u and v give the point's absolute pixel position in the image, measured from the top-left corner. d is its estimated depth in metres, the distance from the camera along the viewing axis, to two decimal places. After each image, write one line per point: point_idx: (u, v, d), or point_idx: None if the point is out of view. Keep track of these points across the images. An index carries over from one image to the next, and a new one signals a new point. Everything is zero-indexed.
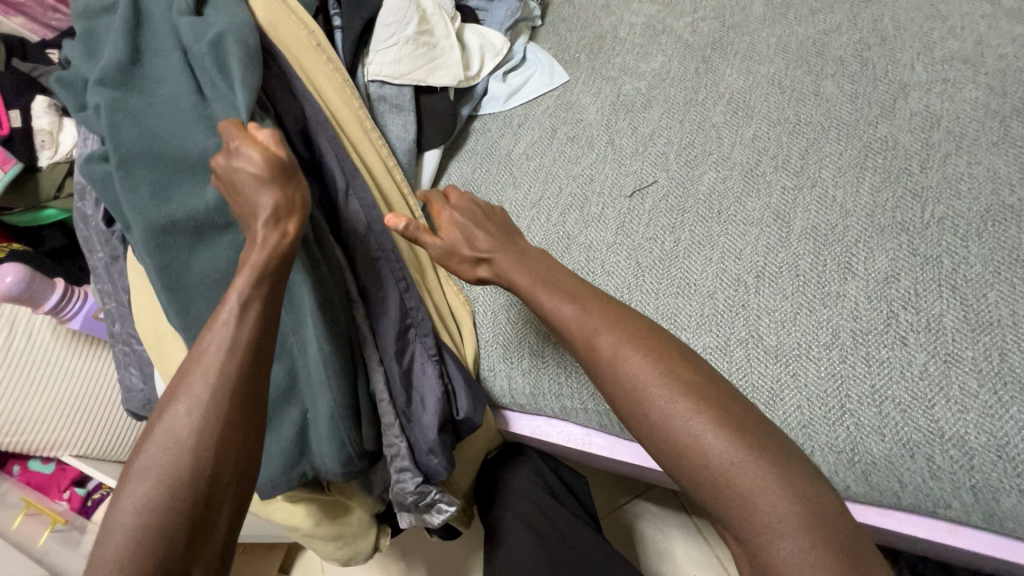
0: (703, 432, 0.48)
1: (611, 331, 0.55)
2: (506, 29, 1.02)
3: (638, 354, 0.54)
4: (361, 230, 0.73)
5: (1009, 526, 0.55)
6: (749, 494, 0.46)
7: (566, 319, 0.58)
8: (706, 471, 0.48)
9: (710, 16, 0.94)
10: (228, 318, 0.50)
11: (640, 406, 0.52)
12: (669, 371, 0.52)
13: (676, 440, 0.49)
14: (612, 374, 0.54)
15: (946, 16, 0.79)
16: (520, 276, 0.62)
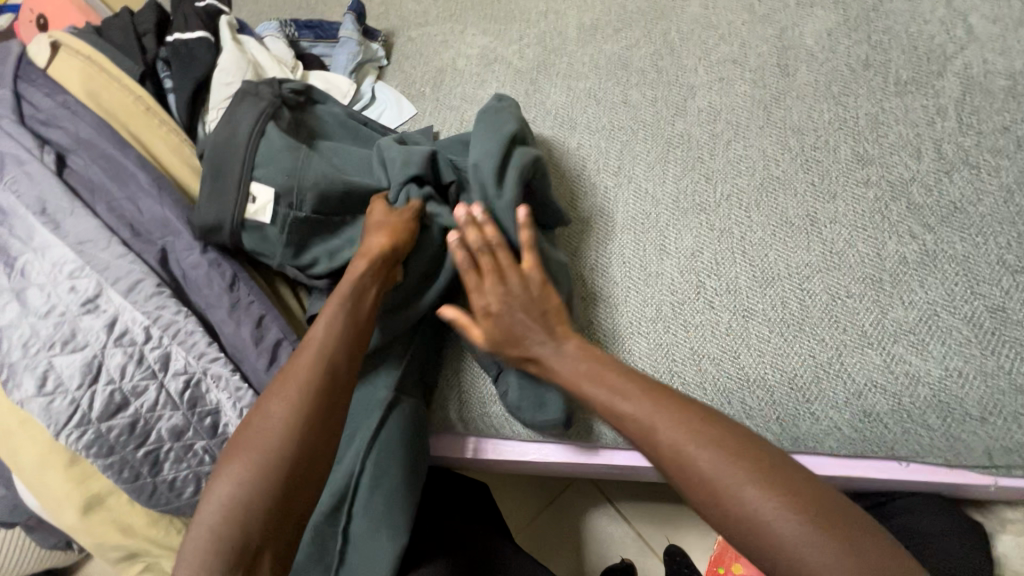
0: (778, 520, 0.44)
1: (668, 407, 0.51)
2: (350, 72, 1.06)
3: (703, 433, 0.49)
4: (227, 280, 0.74)
5: (809, 445, 0.63)
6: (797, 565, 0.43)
7: (637, 422, 0.52)
8: (791, 573, 0.43)
9: (534, 41, 1.03)
10: (322, 326, 0.61)
11: (716, 507, 0.46)
12: (749, 451, 0.47)
13: (766, 545, 0.44)
14: (694, 471, 0.48)
15: (718, 25, 0.91)
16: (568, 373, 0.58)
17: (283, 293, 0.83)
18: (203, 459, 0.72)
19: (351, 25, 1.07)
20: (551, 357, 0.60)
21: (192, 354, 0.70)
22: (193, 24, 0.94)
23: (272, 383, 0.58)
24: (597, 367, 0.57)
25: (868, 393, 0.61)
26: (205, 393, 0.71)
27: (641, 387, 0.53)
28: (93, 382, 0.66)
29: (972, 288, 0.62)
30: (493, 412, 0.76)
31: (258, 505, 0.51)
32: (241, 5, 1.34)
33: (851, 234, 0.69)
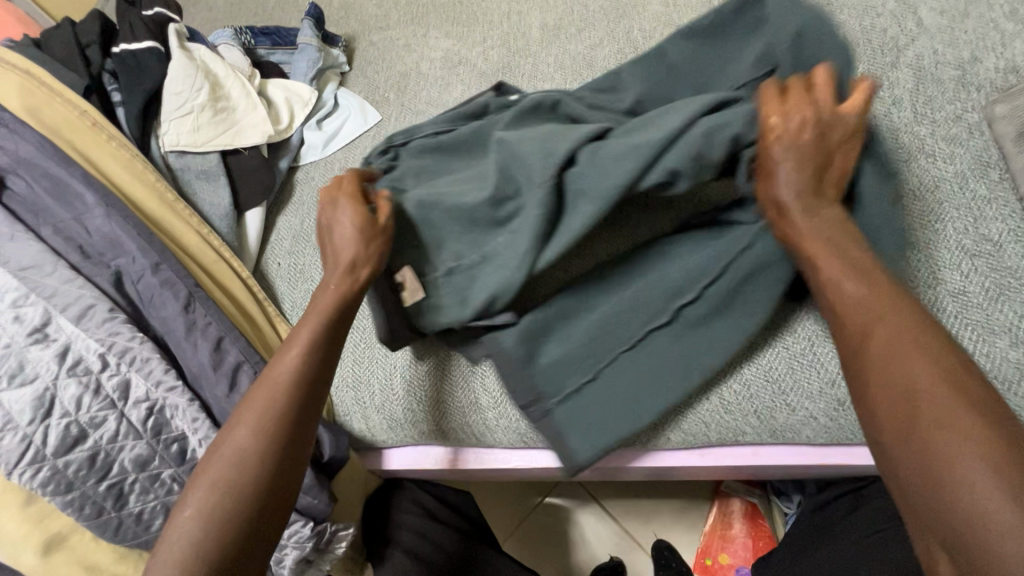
0: (966, 422, 0.40)
1: (895, 322, 0.47)
2: (311, 79, 1.02)
3: (906, 330, 0.46)
4: (183, 300, 0.70)
5: (787, 435, 0.65)
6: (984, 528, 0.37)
7: (847, 312, 0.49)
8: (954, 503, 0.39)
9: (498, 43, 1.02)
10: (293, 350, 0.57)
11: (909, 417, 0.43)
12: (923, 396, 0.42)
13: (931, 469, 0.40)
14: (897, 379, 0.44)
15: (679, 23, 0.92)
16: (811, 244, 0.53)
17: (249, 312, 0.80)
18: (171, 488, 0.67)
19: (309, 30, 1.04)
20: (836, 277, 0.51)
21: (150, 381, 0.67)
22: (140, 33, 0.90)
23: (250, 395, 0.56)
24: (818, 252, 0.52)
25: (840, 382, 0.62)
26: (169, 421, 0.68)
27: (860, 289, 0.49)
28: (46, 416, 0.62)
29: (934, 273, 0.63)
30: (472, 421, 0.74)
31: (219, 545, 0.50)
32: (195, 12, 1.30)
33: None
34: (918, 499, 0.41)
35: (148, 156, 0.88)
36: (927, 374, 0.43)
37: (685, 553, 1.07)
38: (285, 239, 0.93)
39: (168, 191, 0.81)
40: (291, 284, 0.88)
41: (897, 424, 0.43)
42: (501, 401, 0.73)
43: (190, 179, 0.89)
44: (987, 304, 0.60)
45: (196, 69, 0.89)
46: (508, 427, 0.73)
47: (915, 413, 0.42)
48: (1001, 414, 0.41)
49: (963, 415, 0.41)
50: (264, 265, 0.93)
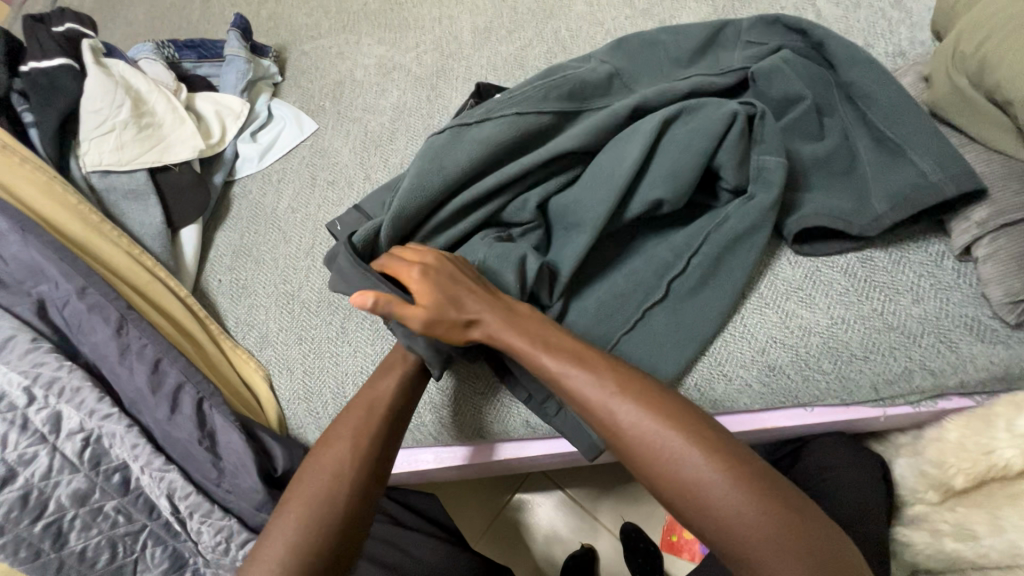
0: (713, 479, 0.46)
1: (640, 400, 0.50)
2: (242, 91, 1.00)
3: (645, 413, 0.49)
4: (114, 324, 0.67)
5: (726, 405, 0.67)
6: (749, 535, 0.45)
7: (585, 389, 0.52)
8: (732, 535, 0.45)
9: (431, 47, 1.03)
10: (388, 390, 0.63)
11: (678, 487, 0.47)
12: (678, 446, 0.48)
13: (712, 519, 0.46)
14: (643, 445, 0.49)
15: (603, 21, 0.96)
16: (516, 342, 0.56)
17: (190, 332, 0.77)
18: (117, 520, 0.65)
19: (237, 42, 1.01)
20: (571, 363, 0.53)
21: (83, 411, 0.64)
22: (51, 51, 0.86)
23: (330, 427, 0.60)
24: (515, 341, 0.56)
25: (770, 349, 0.66)
26: (108, 450, 0.65)
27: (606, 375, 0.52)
28: None
29: (815, 263, 0.68)
30: (428, 421, 0.74)
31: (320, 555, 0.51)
32: (113, 28, 1.24)
33: None
34: (710, 537, 0.47)
35: (69, 178, 0.84)
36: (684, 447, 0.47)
37: (652, 533, 1.10)
38: (225, 255, 0.90)
39: (93, 212, 0.78)
40: (235, 299, 0.86)
41: (678, 501, 0.47)
42: (458, 401, 0.73)
43: (117, 199, 0.85)
44: (891, 266, 0.65)
45: (115, 85, 0.86)
46: (464, 424, 0.73)
47: (677, 478, 0.47)
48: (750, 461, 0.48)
49: (719, 464, 0.47)
50: (204, 282, 0.90)
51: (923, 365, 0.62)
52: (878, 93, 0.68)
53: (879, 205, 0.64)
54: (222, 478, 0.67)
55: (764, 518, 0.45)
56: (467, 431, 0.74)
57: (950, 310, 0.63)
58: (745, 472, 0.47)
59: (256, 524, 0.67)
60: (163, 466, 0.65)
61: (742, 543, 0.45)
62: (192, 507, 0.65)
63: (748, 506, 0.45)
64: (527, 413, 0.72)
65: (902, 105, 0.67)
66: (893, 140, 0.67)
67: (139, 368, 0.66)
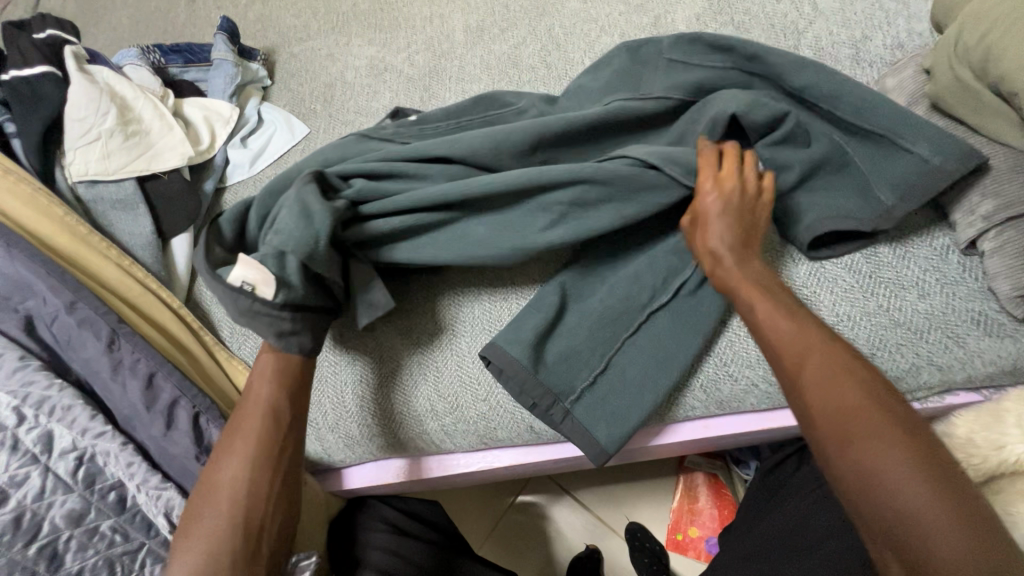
0: (881, 453, 0.43)
1: (819, 364, 0.49)
2: (230, 96, 0.98)
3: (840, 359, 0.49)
4: (105, 339, 0.65)
5: (733, 405, 0.68)
6: (914, 518, 0.41)
7: (777, 333, 0.52)
8: (892, 517, 0.42)
9: (423, 47, 1.01)
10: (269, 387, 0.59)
11: (848, 446, 0.45)
12: (866, 407, 0.46)
13: (877, 493, 0.43)
14: (823, 396, 0.48)
15: (597, 18, 0.94)
16: (731, 275, 0.58)
17: (184, 344, 0.76)
18: (114, 539, 0.62)
19: (224, 45, 0.99)
20: (755, 319, 0.55)
21: (76, 430, 0.63)
22: (32, 59, 0.84)
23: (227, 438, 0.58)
24: (733, 273, 0.58)
25: None
26: (103, 468, 0.63)
27: (791, 338, 0.52)
28: None
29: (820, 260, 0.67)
30: (430, 428, 0.73)
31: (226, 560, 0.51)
32: (97, 33, 1.21)
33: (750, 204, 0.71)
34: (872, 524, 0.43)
35: (55, 189, 0.82)
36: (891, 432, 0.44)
37: (658, 532, 1.09)
38: None
39: (80, 224, 0.75)
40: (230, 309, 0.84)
41: (847, 473, 0.45)
42: (456, 405, 0.72)
43: (105, 210, 0.83)
44: (896, 261, 0.65)
45: (100, 92, 0.84)
46: (467, 431, 0.72)
47: (847, 431, 0.45)
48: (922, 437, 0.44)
49: (890, 431, 0.44)
50: (197, 292, 0.88)
51: (931, 360, 0.62)
52: (851, 88, 0.66)
53: (886, 195, 0.63)
54: None
55: (940, 504, 0.41)
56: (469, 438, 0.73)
57: (957, 305, 0.62)
58: (939, 474, 0.42)
59: None
60: (160, 484, 0.63)
61: (906, 532, 0.41)
62: None
63: (923, 496, 0.41)
64: (532, 419, 0.71)
65: (884, 99, 0.65)
66: (880, 133, 0.65)
67: (132, 384, 0.65)
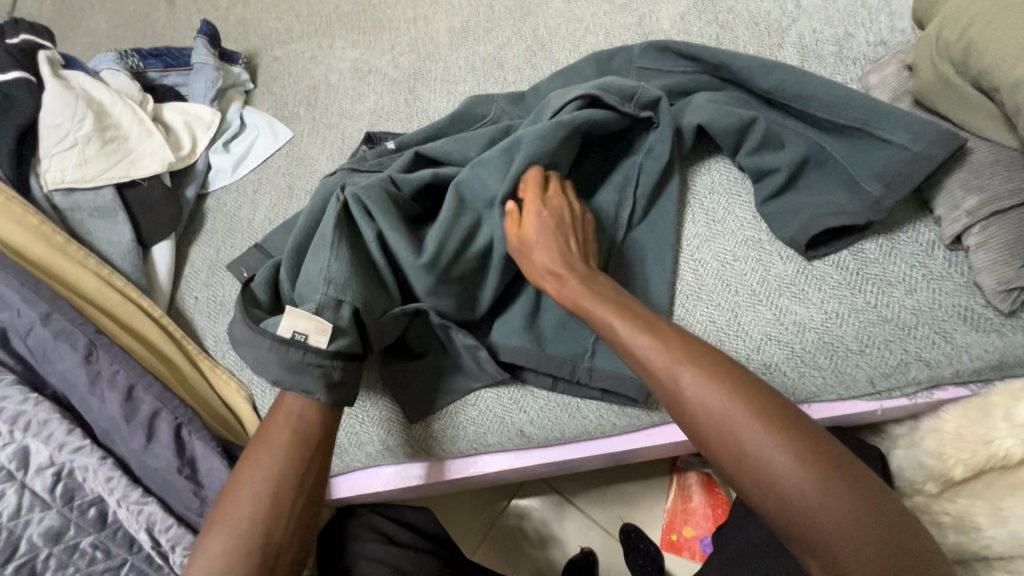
0: (776, 455, 0.45)
1: (693, 373, 0.50)
2: (211, 99, 0.97)
3: (722, 399, 0.48)
4: (82, 350, 0.63)
5: None
6: (794, 502, 0.44)
7: (650, 360, 0.52)
8: (780, 509, 0.45)
9: (407, 49, 1.00)
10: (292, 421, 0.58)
11: (735, 459, 0.47)
12: (732, 416, 0.47)
13: (767, 489, 0.45)
14: (704, 421, 0.48)
15: (582, 18, 0.94)
16: (591, 308, 0.57)
17: (165, 353, 0.74)
18: (95, 557, 0.59)
19: (204, 48, 0.98)
20: (617, 337, 0.55)
21: (53, 445, 0.61)
22: (4, 65, 0.82)
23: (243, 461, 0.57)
24: (603, 316, 0.56)
25: (765, 347, 0.65)
26: (82, 484, 0.61)
27: (665, 358, 0.51)
28: None
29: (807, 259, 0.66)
30: (418, 433, 0.72)
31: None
32: (74, 38, 1.19)
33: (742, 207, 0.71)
34: (773, 520, 0.46)
35: (30, 197, 0.80)
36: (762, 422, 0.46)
37: (652, 533, 1.09)
38: (201, 271, 0.87)
39: (57, 233, 0.74)
40: (213, 317, 0.83)
41: (740, 477, 0.46)
42: (446, 411, 0.72)
43: (83, 218, 0.82)
44: (882, 257, 0.64)
45: (76, 98, 0.82)
46: (456, 436, 0.71)
47: (736, 453, 0.46)
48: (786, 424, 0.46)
49: (767, 430, 0.46)
50: (180, 300, 0.86)
51: (919, 356, 0.62)
52: (812, 80, 0.67)
53: (873, 187, 0.63)
54: (205, 508, 0.63)
55: (817, 487, 0.43)
56: (459, 444, 0.72)
57: (943, 300, 0.62)
58: (807, 443, 0.45)
59: None
60: (141, 498, 0.62)
61: (802, 521, 0.44)
62: (173, 539, 0.61)
63: (810, 486, 0.44)
64: (522, 423, 0.70)
65: (854, 96, 0.65)
66: (851, 128, 0.65)
67: (111, 397, 0.63)
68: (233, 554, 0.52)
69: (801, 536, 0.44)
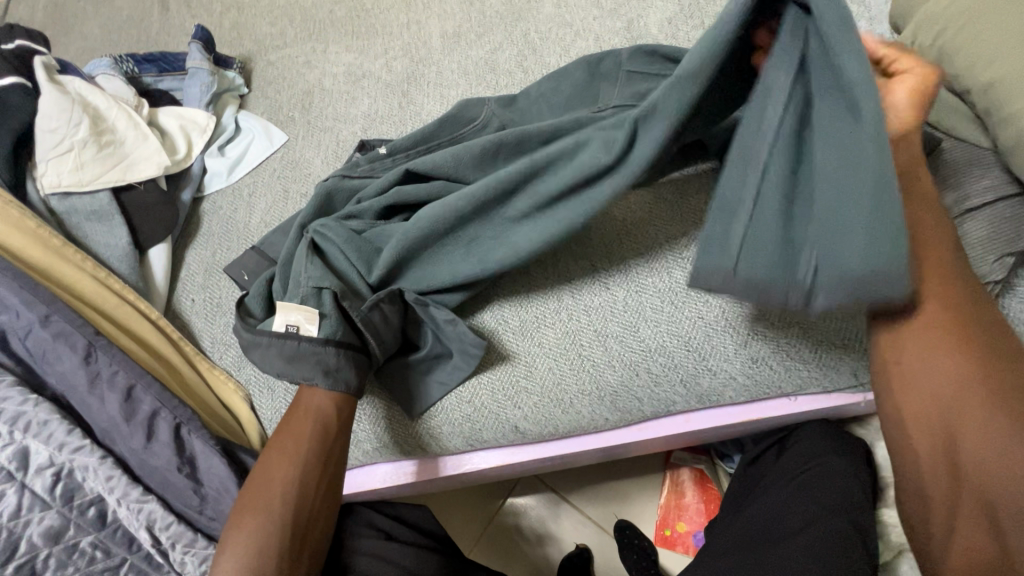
0: (983, 406, 0.45)
1: (941, 307, 0.48)
2: (206, 104, 0.98)
3: (938, 344, 0.47)
4: (81, 352, 0.64)
5: (712, 399, 0.69)
6: (992, 447, 0.44)
7: (912, 285, 0.49)
8: (957, 453, 0.45)
9: (400, 54, 1.02)
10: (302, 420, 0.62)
11: (913, 395, 0.48)
12: (950, 361, 0.47)
13: (953, 432, 0.46)
14: (906, 357, 0.49)
15: (572, 22, 0.96)
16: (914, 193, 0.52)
17: (163, 354, 0.75)
18: (95, 556, 0.60)
19: (199, 53, 0.99)
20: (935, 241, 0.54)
21: (53, 445, 0.62)
22: (0, 70, 0.82)
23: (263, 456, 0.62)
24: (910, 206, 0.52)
25: (752, 341, 0.67)
26: (82, 483, 0.62)
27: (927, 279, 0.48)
28: None
29: None
30: (414, 431, 0.73)
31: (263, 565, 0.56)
32: (68, 42, 1.20)
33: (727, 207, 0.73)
34: (940, 461, 0.46)
35: (26, 201, 0.80)
36: (973, 366, 0.46)
37: (646, 528, 1.10)
38: (197, 274, 0.88)
39: (54, 236, 0.74)
40: (209, 319, 0.84)
41: (921, 413, 0.47)
42: (442, 409, 0.73)
43: (79, 221, 0.82)
44: None
45: (72, 103, 0.83)
46: (452, 433, 0.73)
47: (918, 392, 0.47)
48: (1006, 382, 0.45)
49: (968, 379, 0.46)
50: (177, 303, 0.87)
51: None
52: None
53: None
54: (205, 505, 0.64)
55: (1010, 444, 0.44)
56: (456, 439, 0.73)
57: None
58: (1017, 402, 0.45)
59: None
60: (141, 497, 0.63)
61: (974, 463, 0.45)
62: (174, 537, 0.62)
63: (1000, 438, 0.44)
64: (515, 419, 0.71)
65: None
66: None
67: (110, 397, 0.64)
68: (258, 536, 0.56)
69: (963, 482, 0.45)
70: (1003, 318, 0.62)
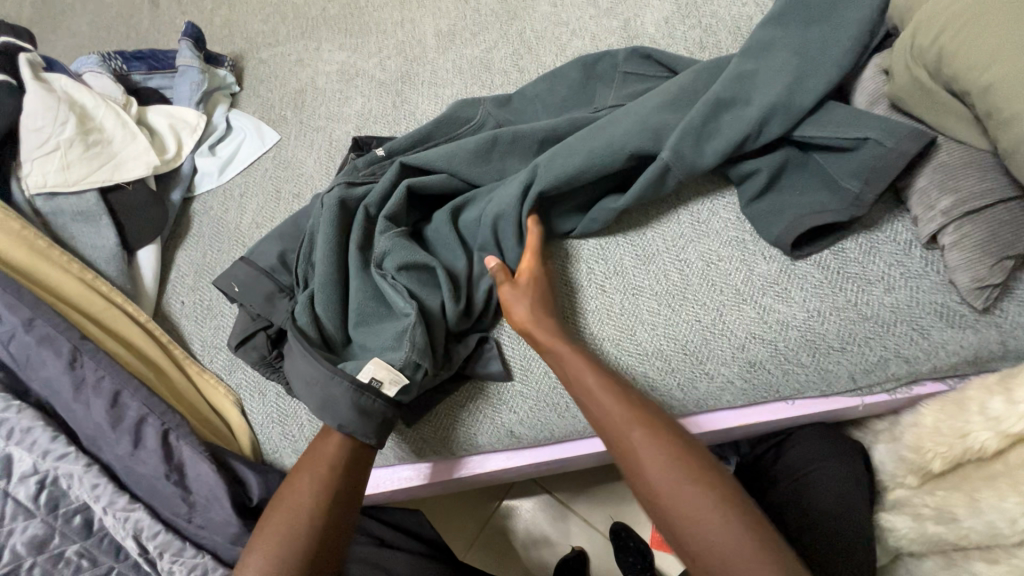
0: (720, 518, 0.50)
1: (643, 439, 0.55)
2: (197, 103, 0.96)
3: (673, 462, 0.54)
4: (66, 356, 0.63)
5: (710, 403, 0.68)
6: (732, 556, 0.49)
7: (613, 418, 0.57)
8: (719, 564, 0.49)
9: (394, 52, 1.01)
10: (334, 445, 0.61)
11: (680, 517, 0.52)
12: (682, 476, 0.53)
13: (708, 543, 0.50)
14: (652, 478, 0.54)
15: (568, 21, 0.95)
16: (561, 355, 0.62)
17: (152, 359, 0.73)
18: (81, 565, 0.59)
19: (189, 51, 0.97)
20: (586, 399, 0.60)
21: (37, 452, 0.60)
22: None
23: (290, 476, 0.60)
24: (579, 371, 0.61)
25: (749, 345, 0.66)
26: (67, 491, 0.61)
27: (622, 409, 0.58)
28: None
29: (789, 260, 0.68)
30: (404, 436, 0.72)
31: None
32: (55, 39, 1.18)
33: (725, 210, 0.72)
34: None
35: (11, 202, 0.79)
36: (683, 477, 0.53)
37: (642, 531, 1.10)
38: (187, 276, 0.86)
39: (39, 237, 0.73)
40: (199, 321, 0.82)
41: (683, 532, 0.51)
42: (433, 415, 0.72)
43: (66, 223, 0.80)
44: (862, 256, 0.66)
45: (58, 101, 0.81)
46: (444, 437, 0.71)
47: (671, 511, 0.52)
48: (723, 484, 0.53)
49: (701, 490, 0.52)
50: (166, 305, 0.86)
51: (898, 353, 0.63)
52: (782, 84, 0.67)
53: (852, 184, 0.64)
54: (194, 513, 0.62)
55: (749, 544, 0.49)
56: (448, 447, 0.72)
57: (921, 297, 0.63)
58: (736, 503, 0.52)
59: (232, 559, 0.63)
60: (128, 505, 0.61)
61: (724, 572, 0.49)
62: (161, 545, 0.60)
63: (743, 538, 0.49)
64: (510, 423, 0.70)
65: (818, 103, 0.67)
66: (817, 136, 0.66)
67: (96, 403, 0.62)
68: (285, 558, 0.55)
69: None
70: (1002, 322, 0.61)
